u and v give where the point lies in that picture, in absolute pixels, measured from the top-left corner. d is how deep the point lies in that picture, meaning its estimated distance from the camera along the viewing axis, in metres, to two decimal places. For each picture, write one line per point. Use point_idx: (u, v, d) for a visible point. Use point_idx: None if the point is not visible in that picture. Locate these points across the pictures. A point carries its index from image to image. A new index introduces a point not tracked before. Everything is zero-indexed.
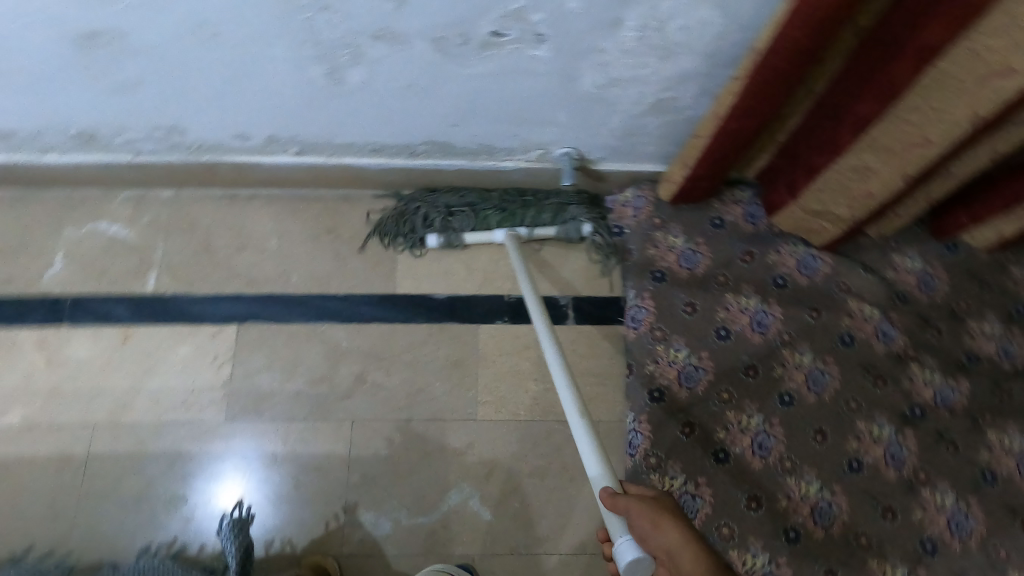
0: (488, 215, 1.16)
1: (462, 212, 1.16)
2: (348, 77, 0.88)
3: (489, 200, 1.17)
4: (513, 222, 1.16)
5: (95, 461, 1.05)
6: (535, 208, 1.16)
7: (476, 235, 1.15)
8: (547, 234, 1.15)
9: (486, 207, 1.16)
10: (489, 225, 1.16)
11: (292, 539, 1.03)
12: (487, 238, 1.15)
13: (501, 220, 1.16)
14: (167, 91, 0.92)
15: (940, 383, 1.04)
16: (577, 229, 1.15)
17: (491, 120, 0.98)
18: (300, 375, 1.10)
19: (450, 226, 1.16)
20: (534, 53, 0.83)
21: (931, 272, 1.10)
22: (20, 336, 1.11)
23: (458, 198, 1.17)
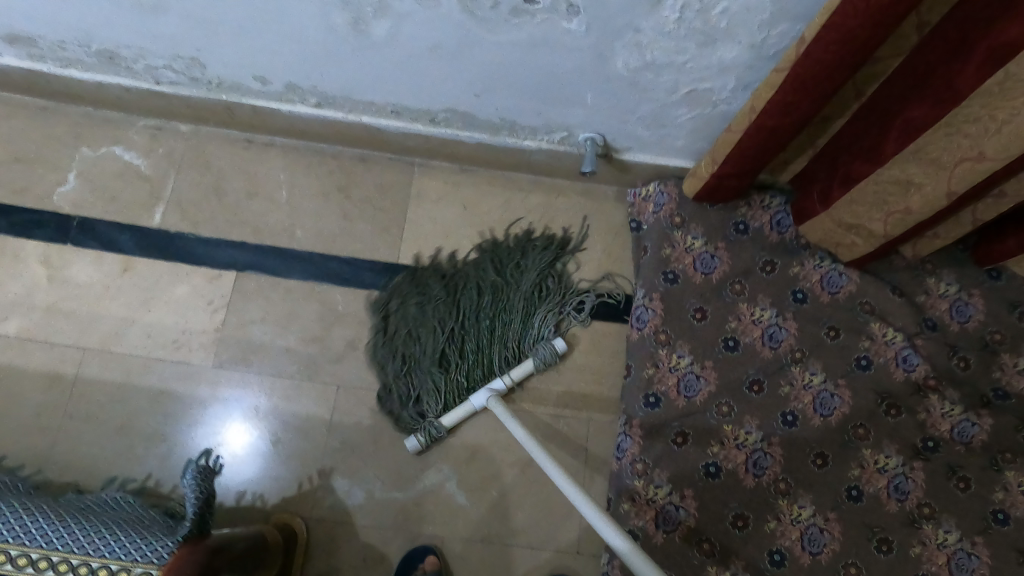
0: (460, 375, 1.04)
1: (431, 389, 1.03)
2: (372, 29, 0.85)
3: (456, 354, 1.05)
4: (489, 372, 1.05)
5: (84, 383, 1.05)
6: (504, 338, 1.06)
7: (452, 410, 1.02)
8: (524, 370, 1.04)
9: (456, 366, 1.04)
10: (463, 390, 1.04)
11: (264, 495, 1.01)
12: (467, 410, 1.02)
13: (476, 379, 1.04)
14: (191, 19, 0.89)
15: (961, 417, 0.97)
16: (548, 349, 1.04)
17: (515, 93, 0.94)
18: (293, 333, 1.08)
19: (425, 415, 1.03)
20: (565, 26, 0.78)
21: (967, 300, 1.02)
22: (28, 247, 1.10)
23: (421, 371, 1.04)
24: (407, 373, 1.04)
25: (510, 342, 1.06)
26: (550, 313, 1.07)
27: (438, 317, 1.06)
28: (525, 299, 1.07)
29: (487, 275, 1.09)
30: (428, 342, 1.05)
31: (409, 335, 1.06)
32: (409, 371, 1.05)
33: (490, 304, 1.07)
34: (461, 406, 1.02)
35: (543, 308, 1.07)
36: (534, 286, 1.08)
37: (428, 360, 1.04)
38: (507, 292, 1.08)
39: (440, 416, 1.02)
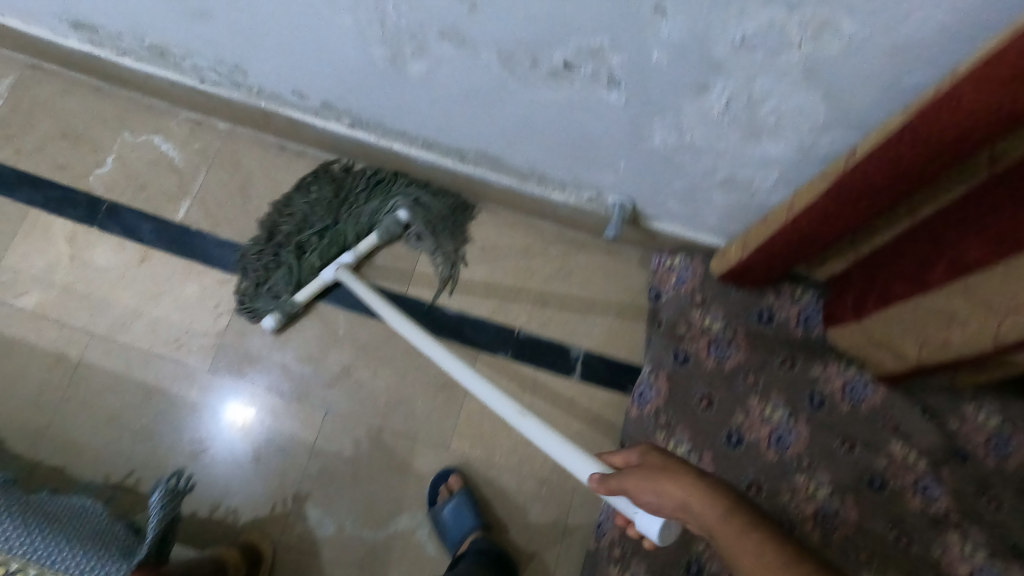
0: (315, 254, 1.05)
1: (289, 274, 1.05)
2: (409, 67, 0.82)
3: (315, 236, 1.07)
4: (339, 245, 1.06)
5: (83, 368, 1.05)
6: (359, 214, 1.08)
7: (305, 286, 1.05)
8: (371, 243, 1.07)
9: (310, 249, 1.06)
10: (315, 268, 1.06)
11: (237, 511, 1.00)
12: (319, 285, 1.05)
13: (329, 256, 1.06)
14: (236, 30, 0.88)
15: (982, 562, 0.87)
16: (395, 222, 1.06)
17: (547, 148, 0.91)
18: (291, 350, 1.07)
19: (281, 295, 1.05)
20: (606, 96, 0.75)
21: (1008, 436, 0.93)
22: (56, 224, 1.11)
23: (278, 257, 1.06)
24: (271, 262, 1.06)
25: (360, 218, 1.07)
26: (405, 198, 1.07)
27: (304, 209, 1.08)
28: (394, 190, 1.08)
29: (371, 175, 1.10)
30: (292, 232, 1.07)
31: (277, 230, 1.08)
32: (269, 257, 1.06)
33: (357, 191, 1.10)
34: (314, 281, 1.05)
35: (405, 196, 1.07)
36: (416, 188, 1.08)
37: (286, 244, 1.06)
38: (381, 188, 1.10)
39: (294, 293, 1.05)
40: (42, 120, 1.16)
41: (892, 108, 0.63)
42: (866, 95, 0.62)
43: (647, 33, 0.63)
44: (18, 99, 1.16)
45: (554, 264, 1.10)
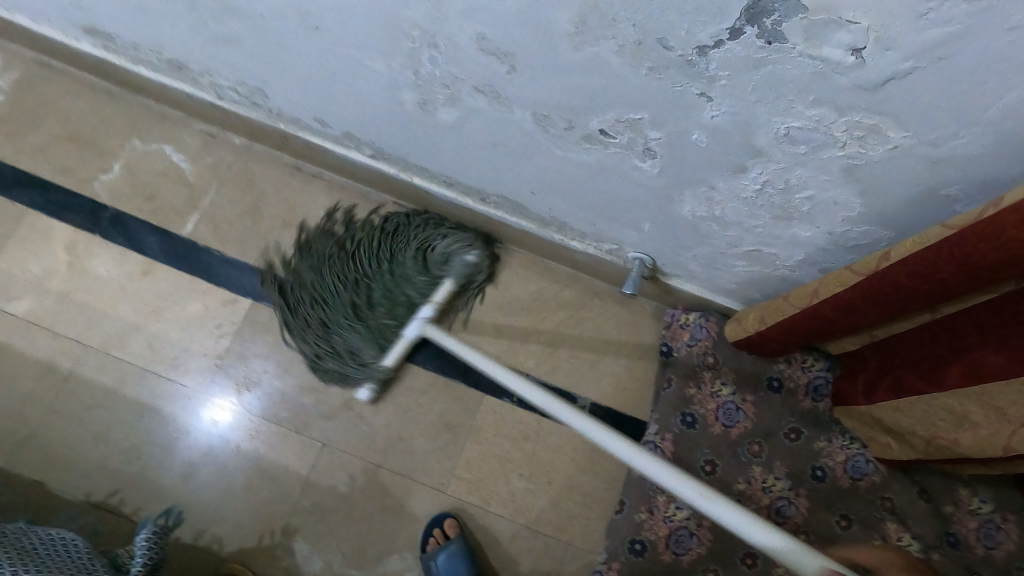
0: (387, 315, 1.00)
1: (365, 342, 1.00)
2: (439, 114, 0.80)
3: (371, 299, 1.00)
4: (410, 303, 1.01)
5: (75, 380, 1.03)
6: (394, 267, 1.01)
7: (391, 350, 1.01)
8: (445, 292, 1.03)
9: (374, 311, 1.00)
10: (394, 328, 1.01)
11: (223, 540, 0.99)
12: (405, 343, 1.01)
13: (403, 315, 1.01)
14: (262, 58, 0.86)
15: None
16: (467, 265, 1.03)
17: (569, 201, 0.90)
18: (292, 379, 1.05)
19: (367, 361, 1.01)
20: (638, 165, 0.74)
21: (1000, 525, 0.90)
22: (57, 230, 1.09)
23: (339, 329, 1.00)
24: (333, 337, 1.00)
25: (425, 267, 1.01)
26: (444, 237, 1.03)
27: (335, 274, 1.01)
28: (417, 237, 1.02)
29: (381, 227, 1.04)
30: (338, 302, 1.00)
31: (319, 302, 1.01)
32: (326, 335, 1.00)
33: (372, 242, 1.02)
34: (398, 342, 1.01)
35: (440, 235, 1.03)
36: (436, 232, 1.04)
37: (340, 315, 0.99)
38: (396, 236, 1.03)
39: (382, 357, 1.01)
40: (48, 121, 1.13)
41: (930, 211, 0.62)
42: (903, 196, 0.62)
43: (688, 115, 0.62)
44: (22, 98, 1.14)
45: (566, 310, 1.09)
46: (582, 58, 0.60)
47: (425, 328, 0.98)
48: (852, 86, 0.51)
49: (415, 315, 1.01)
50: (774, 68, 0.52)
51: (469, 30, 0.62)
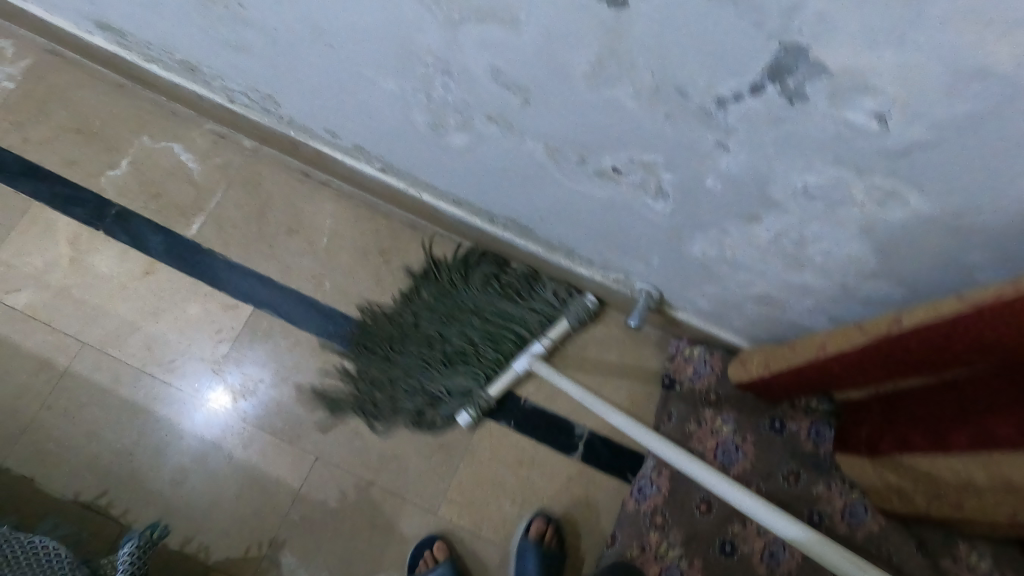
0: (498, 353, 1.03)
1: (474, 379, 1.02)
2: (451, 137, 0.79)
3: (481, 341, 1.04)
4: (522, 341, 1.04)
5: (72, 377, 1.03)
6: (502, 309, 1.05)
7: (495, 381, 1.02)
8: (560, 329, 1.04)
9: (484, 352, 1.04)
10: (504, 364, 1.03)
11: (209, 548, 0.98)
12: (511, 377, 1.02)
13: (513, 352, 1.04)
14: (274, 67, 0.85)
15: None
16: (584, 308, 1.05)
17: (579, 230, 0.88)
18: (288, 389, 1.04)
19: (472, 392, 1.02)
20: (649, 203, 0.72)
21: None
22: (61, 223, 1.09)
23: (448, 371, 1.03)
24: (438, 376, 1.03)
25: (538, 310, 1.05)
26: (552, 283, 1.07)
27: (436, 317, 1.05)
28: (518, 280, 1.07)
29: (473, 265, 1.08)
30: (445, 345, 1.04)
31: (424, 344, 1.04)
32: (432, 374, 1.03)
33: (467, 283, 1.07)
34: (504, 375, 1.02)
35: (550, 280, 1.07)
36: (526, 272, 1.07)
37: (448, 358, 1.03)
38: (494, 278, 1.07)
39: (486, 387, 1.02)
40: (59, 112, 1.13)
41: (949, 277, 0.61)
42: (921, 258, 0.60)
43: (704, 161, 0.60)
44: (32, 87, 1.13)
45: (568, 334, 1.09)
46: (597, 99, 0.58)
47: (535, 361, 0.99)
48: (876, 151, 0.49)
49: (526, 350, 1.03)
50: (795, 127, 0.51)
51: (482, 62, 0.61)
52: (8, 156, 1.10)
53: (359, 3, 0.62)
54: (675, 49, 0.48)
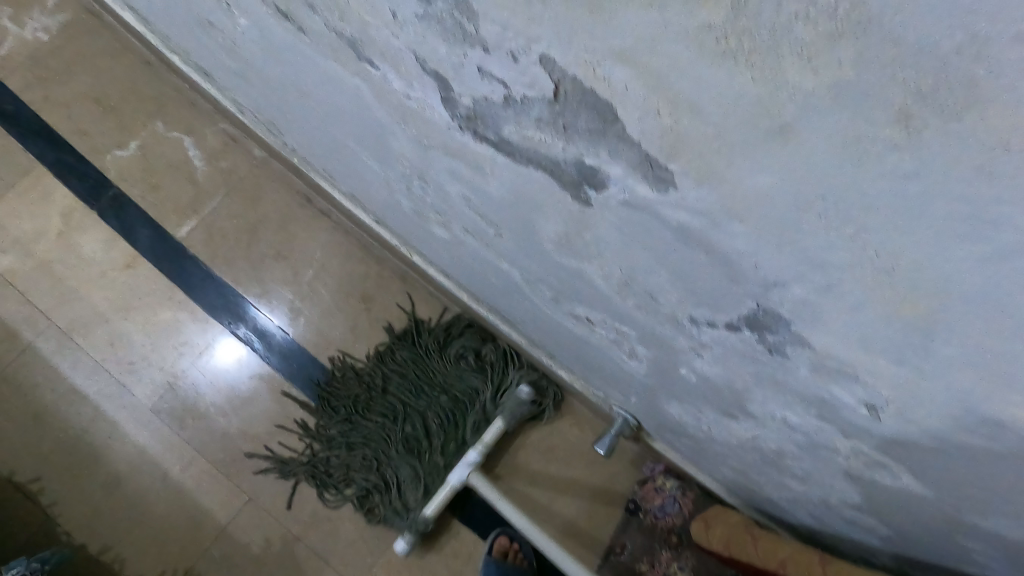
0: (437, 451, 0.97)
1: (411, 479, 0.96)
2: (433, 226, 0.71)
3: (422, 431, 0.98)
4: (458, 440, 0.98)
5: (34, 354, 1.02)
6: (467, 392, 0.99)
7: (433, 498, 0.94)
8: (495, 433, 0.96)
9: (431, 442, 0.97)
10: (442, 468, 0.96)
11: (125, 561, 0.96)
12: (448, 492, 0.94)
13: (452, 454, 0.97)
14: (270, 106, 0.78)
15: None
16: (519, 402, 0.96)
17: (559, 346, 0.80)
18: (238, 421, 1.01)
19: (410, 507, 0.95)
20: (623, 359, 0.64)
21: None
22: (59, 194, 1.07)
23: (391, 457, 0.97)
24: (383, 463, 0.97)
25: (480, 404, 0.98)
26: (507, 369, 0.99)
27: (399, 388, 1.00)
28: (490, 360, 1.00)
29: (440, 336, 1.02)
30: (395, 427, 0.98)
31: (379, 419, 0.99)
32: (385, 456, 0.98)
33: (438, 355, 1.01)
34: (442, 492, 0.94)
35: (518, 365, 0.99)
36: (506, 351, 1.00)
37: (396, 444, 0.97)
38: (457, 354, 1.01)
39: (423, 507, 0.94)
40: (80, 75, 1.09)
41: (943, 541, 0.52)
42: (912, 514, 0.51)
43: (677, 355, 0.52)
44: (61, 43, 1.10)
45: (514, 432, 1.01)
46: (566, 264, 0.50)
47: (471, 476, 0.92)
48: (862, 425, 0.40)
49: (462, 457, 0.95)
50: (771, 372, 0.42)
51: (454, 185, 0.53)
52: (24, 110, 1.08)
53: (333, 90, 0.54)
54: (643, 261, 0.40)
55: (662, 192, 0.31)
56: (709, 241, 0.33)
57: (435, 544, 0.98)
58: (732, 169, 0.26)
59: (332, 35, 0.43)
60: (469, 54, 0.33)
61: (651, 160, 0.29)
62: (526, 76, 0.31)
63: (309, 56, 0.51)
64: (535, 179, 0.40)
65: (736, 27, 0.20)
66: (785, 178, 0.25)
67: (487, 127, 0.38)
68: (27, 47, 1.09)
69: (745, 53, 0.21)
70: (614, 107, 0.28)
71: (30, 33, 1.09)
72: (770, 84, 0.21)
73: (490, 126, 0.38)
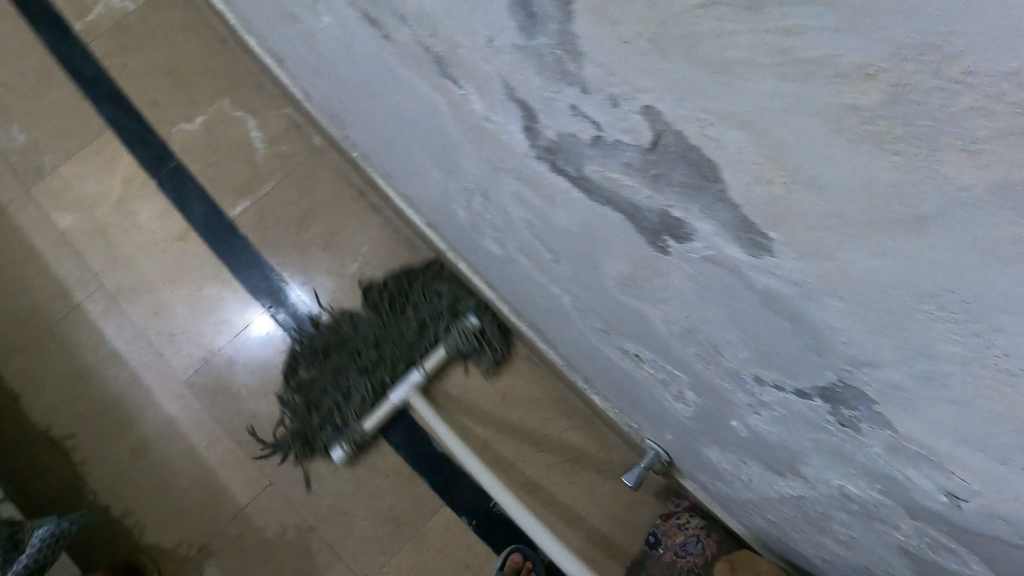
0: (383, 373, 0.99)
1: (358, 397, 0.98)
2: (487, 241, 0.70)
3: (374, 352, 1.00)
4: (406, 361, 0.99)
5: (82, 315, 1.04)
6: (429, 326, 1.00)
7: (372, 413, 0.98)
8: (437, 359, 1.00)
9: (385, 365, 0.99)
10: (385, 387, 0.99)
11: (145, 529, 0.98)
12: (387, 408, 0.98)
13: (397, 374, 0.99)
14: (338, 100, 0.78)
15: None
16: (464, 332, 0.99)
17: (598, 372, 0.79)
18: (267, 404, 1.02)
19: (349, 423, 0.98)
20: (668, 399, 0.62)
21: None
22: (123, 161, 1.09)
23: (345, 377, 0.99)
24: (337, 380, 0.99)
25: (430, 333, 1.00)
26: (462, 302, 1.00)
27: (369, 318, 1.02)
28: (455, 296, 1.00)
29: (411, 271, 1.03)
30: (359, 350, 1.00)
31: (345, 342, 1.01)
32: (343, 376, 0.99)
33: (409, 289, 1.02)
34: (382, 407, 0.98)
35: (480, 304, 1.00)
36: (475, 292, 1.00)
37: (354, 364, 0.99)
38: (425, 288, 1.02)
39: (361, 420, 0.98)
40: (157, 48, 1.12)
41: None
42: None
43: (731, 408, 0.50)
44: (144, 15, 1.12)
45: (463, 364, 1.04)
46: (626, 302, 0.49)
47: (409, 394, 0.96)
48: (937, 516, 0.34)
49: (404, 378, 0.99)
50: (835, 444, 0.40)
51: (518, 209, 0.52)
52: (101, 77, 1.11)
53: (408, 100, 0.54)
54: (716, 314, 0.38)
55: (756, 256, 0.29)
56: (796, 312, 0.31)
57: (447, 553, 0.97)
58: (842, 250, 0.24)
59: (419, 50, 0.43)
60: (566, 92, 0.31)
61: (750, 226, 0.28)
62: (624, 122, 0.29)
63: (390, 65, 0.51)
64: (611, 220, 0.39)
65: (892, 112, 0.18)
66: (904, 267, 0.22)
67: (569, 162, 0.37)
68: (113, 16, 1.12)
69: (894, 140, 0.18)
70: (719, 168, 0.26)
71: (117, 3, 1.12)
72: (917, 175, 0.18)
73: (572, 161, 0.37)
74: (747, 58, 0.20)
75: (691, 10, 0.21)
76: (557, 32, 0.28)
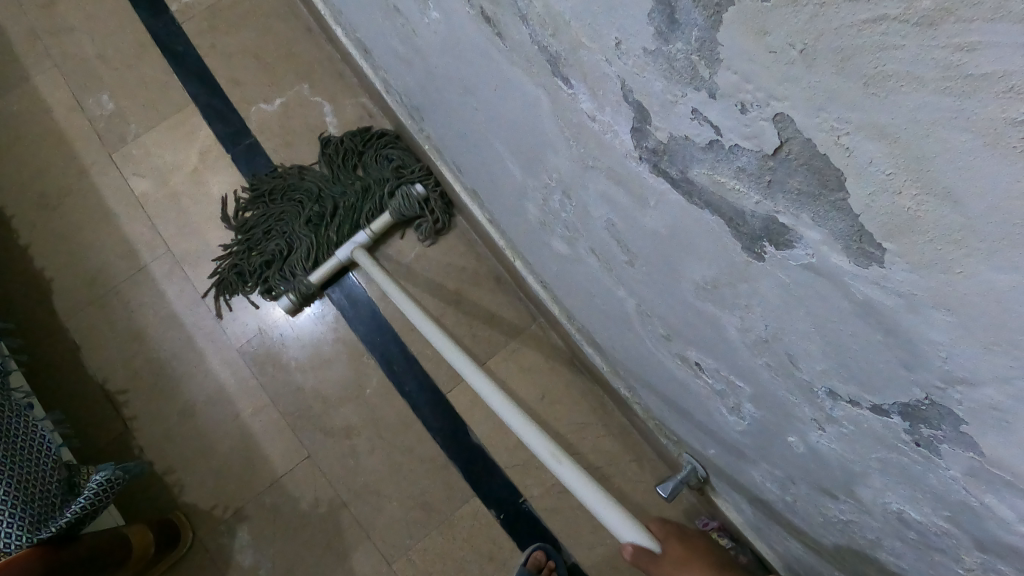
0: (331, 230, 1.04)
1: (303, 248, 1.03)
2: (555, 241, 0.72)
3: (323, 208, 1.04)
4: (353, 223, 1.03)
5: (147, 276, 1.09)
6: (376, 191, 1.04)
7: (319, 268, 1.02)
8: (383, 223, 1.03)
9: (331, 221, 1.04)
10: (332, 245, 1.03)
11: (184, 487, 1.01)
12: (333, 264, 1.02)
13: (343, 234, 1.03)
14: (424, 93, 0.81)
15: None
16: (410, 198, 1.02)
17: (646, 381, 0.80)
18: (313, 379, 1.05)
19: (296, 274, 1.03)
20: (722, 411, 0.63)
21: None
22: (201, 134, 1.14)
23: (293, 228, 1.05)
24: (286, 230, 1.05)
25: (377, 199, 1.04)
26: (409, 170, 1.04)
27: (322, 180, 1.07)
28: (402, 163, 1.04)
29: (367, 139, 1.08)
30: (309, 205, 1.05)
31: (298, 201, 1.07)
32: (293, 229, 1.04)
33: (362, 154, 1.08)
34: (330, 264, 1.02)
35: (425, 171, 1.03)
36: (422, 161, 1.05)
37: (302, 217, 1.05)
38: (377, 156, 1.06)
39: (308, 272, 1.02)
40: (247, 30, 1.17)
41: None
42: None
43: (792, 422, 0.51)
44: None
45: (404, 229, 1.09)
46: (700, 309, 0.50)
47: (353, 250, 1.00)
48: (1012, 546, 0.35)
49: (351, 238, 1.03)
50: (904, 464, 0.41)
51: (601, 209, 0.54)
52: (190, 53, 1.16)
53: (506, 97, 0.56)
54: (801, 324, 0.40)
55: (863, 266, 0.31)
56: (894, 324, 0.32)
57: (473, 543, 0.98)
58: (966, 265, 0.25)
59: (537, 52, 0.45)
60: (690, 95, 0.33)
61: (862, 234, 0.29)
62: (748, 127, 0.31)
63: (496, 64, 0.53)
64: (707, 225, 0.41)
65: None
66: None
67: (674, 164, 0.39)
68: None
69: None
70: (843, 177, 0.28)
71: None
72: None
73: (677, 163, 0.39)
74: (906, 72, 0.22)
75: (855, 25, 0.23)
76: (696, 39, 0.30)
